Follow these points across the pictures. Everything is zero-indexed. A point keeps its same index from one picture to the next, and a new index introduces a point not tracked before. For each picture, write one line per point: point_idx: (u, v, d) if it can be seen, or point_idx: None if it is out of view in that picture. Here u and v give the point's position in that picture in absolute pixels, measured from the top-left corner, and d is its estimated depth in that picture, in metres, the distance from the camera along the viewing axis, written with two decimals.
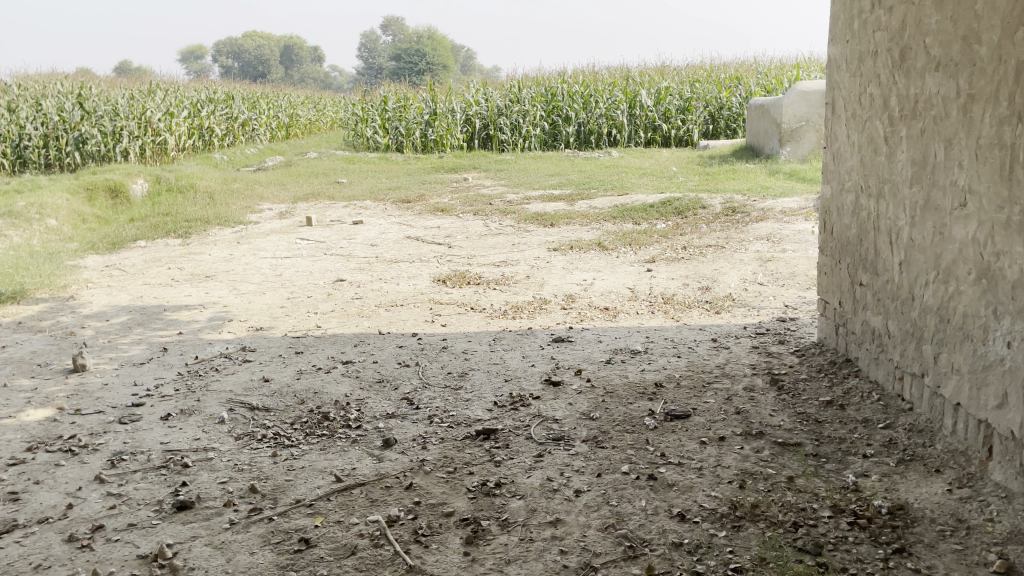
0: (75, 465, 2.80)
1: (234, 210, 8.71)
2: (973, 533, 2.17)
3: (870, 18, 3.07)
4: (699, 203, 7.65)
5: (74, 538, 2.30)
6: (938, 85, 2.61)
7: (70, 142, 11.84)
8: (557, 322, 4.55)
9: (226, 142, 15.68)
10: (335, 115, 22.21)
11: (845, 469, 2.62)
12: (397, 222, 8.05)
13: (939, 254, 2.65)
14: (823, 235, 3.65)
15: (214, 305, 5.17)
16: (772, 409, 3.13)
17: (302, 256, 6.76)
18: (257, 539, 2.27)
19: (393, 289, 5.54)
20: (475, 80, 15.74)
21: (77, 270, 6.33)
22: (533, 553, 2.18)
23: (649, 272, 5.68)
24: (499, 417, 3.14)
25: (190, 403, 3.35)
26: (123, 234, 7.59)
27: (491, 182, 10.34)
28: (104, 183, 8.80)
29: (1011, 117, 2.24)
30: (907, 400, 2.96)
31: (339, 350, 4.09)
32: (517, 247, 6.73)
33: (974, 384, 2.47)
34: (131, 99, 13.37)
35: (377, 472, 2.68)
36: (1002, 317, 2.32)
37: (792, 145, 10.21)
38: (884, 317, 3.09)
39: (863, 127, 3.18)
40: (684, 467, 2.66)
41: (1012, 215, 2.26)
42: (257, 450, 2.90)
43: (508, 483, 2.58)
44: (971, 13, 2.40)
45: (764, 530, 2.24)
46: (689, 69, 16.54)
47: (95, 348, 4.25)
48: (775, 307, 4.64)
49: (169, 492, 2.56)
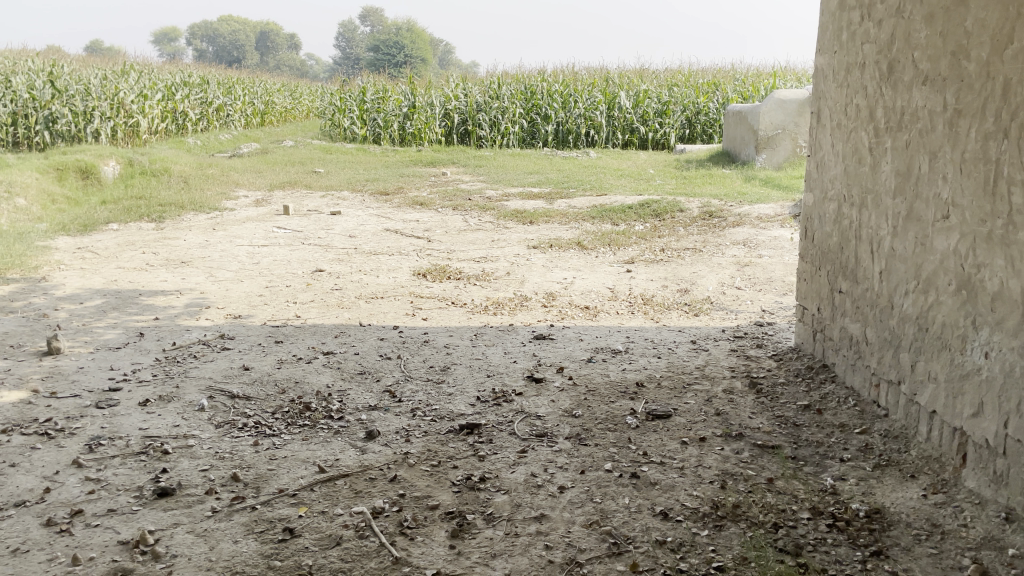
0: (51, 449, 2.75)
1: (209, 196, 8.58)
2: (949, 538, 2.23)
3: (859, 30, 3.12)
4: (677, 206, 7.72)
5: (52, 522, 2.26)
6: (925, 98, 2.67)
7: (40, 120, 11.50)
8: (538, 319, 4.56)
9: (200, 126, 15.48)
10: (311, 105, 22.01)
11: (824, 472, 2.67)
12: (375, 215, 8.01)
13: (920, 265, 2.71)
14: (804, 242, 3.71)
15: (192, 292, 5.10)
16: (751, 411, 3.19)
17: (279, 245, 6.69)
18: (240, 528, 2.25)
19: (373, 281, 5.51)
20: (454, 74, 15.68)
21: (49, 252, 6.20)
22: (518, 548, 2.19)
23: (628, 273, 5.71)
24: (482, 412, 3.15)
25: (169, 389, 3.31)
26: (95, 216, 7.46)
27: (469, 177, 10.33)
28: (75, 163, 8.62)
29: (997, 133, 2.30)
30: (883, 407, 3.02)
31: (320, 341, 4.06)
32: (497, 244, 6.72)
33: (950, 393, 2.54)
34: (104, 79, 13.13)
35: (361, 463, 2.67)
36: (980, 328, 2.38)
37: (768, 152, 10.34)
38: (863, 324, 3.15)
39: (848, 137, 3.24)
40: (666, 467, 2.68)
41: (994, 229, 2.32)
42: (238, 438, 2.87)
43: (492, 478, 2.59)
44: (961, 29, 2.45)
45: (745, 530, 2.28)
46: (667, 74, 16.64)
47: (70, 331, 4.17)
48: (753, 311, 4.71)
49: (149, 479, 2.53)
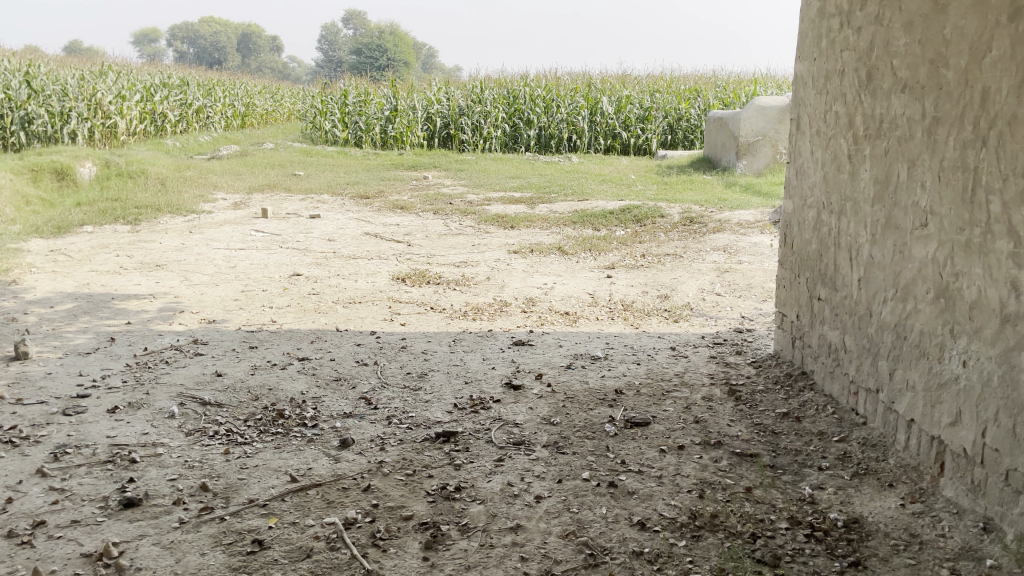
0: (15, 458, 2.67)
1: (186, 198, 8.47)
2: (927, 548, 2.22)
3: (838, 37, 3.12)
4: (659, 212, 7.71)
5: (13, 534, 2.19)
6: (904, 106, 2.66)
7: (15, 121, 11.31)
8: (517, 325, 4.53)
9: (179, 127, 15.35)
10: (292, 108, 21.87)
11: (802, 481, 2.65)
12: (355, 218, 7.94)
13: (899, 272, 2.70)
14: (783, 248, 3.70)
15: (165, 296, 5.01)
16: (730, 419, 3.17)
17: (256, 249, 6.60)
18: (208, 540, 2.19)
19: (351, 286, 5.44)
20: (437, 78, 15.65)
21: (21, 254, 6.08)
22: (493, 559, 2.15)
23: (608, 279, 5.70)
24: (458, 419, 3.10)
25: (139, 396, 3.24)
26: (69, 218, 7.33)
27: (451, 181, 10.27)
28: (50, 164, 8.47)
29: (976, 142, 2.30)
30: (861, 415, 3.01)
31: (295, 346, 3.99)
32: (477, 248, 6.68)
33: (928, 401, 2.53)
34: (82, 79, 12.95)
35: (334, 473, 2.62)
36: (958, 337, 2.37)
37: (748, 158, 10.38)
38: (842, 331, 3.14)
39: (828, 144, 3.24)
40: (644, 475, 2.66)
41: (972, 237, 2.31)
42: (208, 446, 2.81)
43: (468, 487, 2.54)
44: (940, 38, 2.45)
45: (723, 541, 2.25)
46: (649, 79, 16.68)
47: (38, 335, 4.08)
48: (732, 318, 4.70)
49: (115, 489, 2.46)
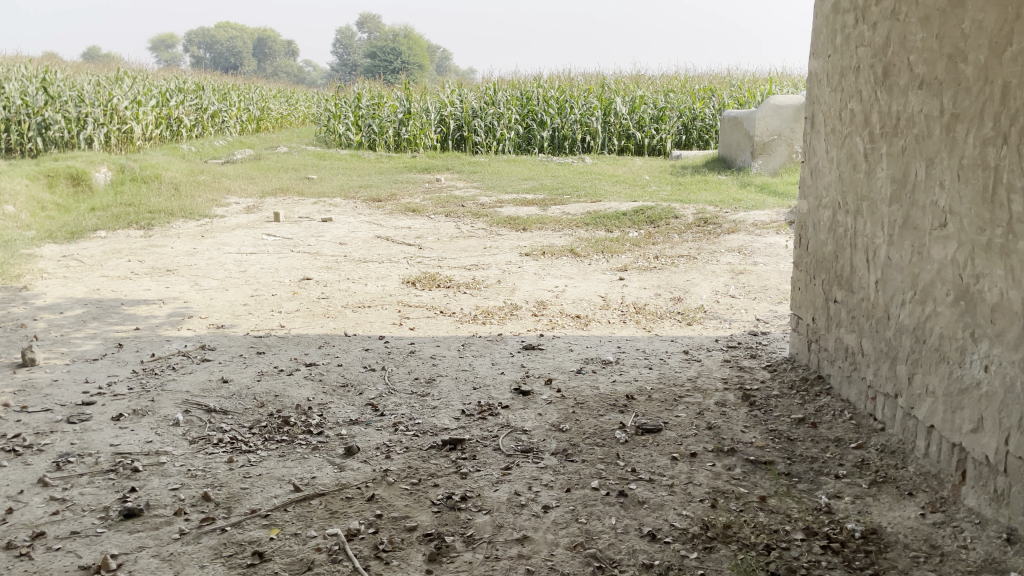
0: (18, 467, 2.65)
1: (199, 203, 8.49)
2: (948, 560, 2.14)
3: (853, 32, 3.04)
4: (672, 213, 7.63)
5: (12, 545, 2.17)
6: (921, 103, 2.58)
7: (33, 127, 11.40)
8: (527, 329, 4.47)
9: (194, 132, 15.43)
10: (307, 111, 21.94)
11: (818, 490, 2.58)
12: (367, 222, 7.91)
13: (917, 274, 2.62)
14: (798, 249, 3.62)
15: (175, 301, 5.00)
16: (744, 425, 3.09)
17: (267, 253, 6.59)
18: (207, 552, 2.15)
19: (361, 290, 5.40)
20: (450, 80, 15.62)
21: (34, 260, 6.10)
22: (498, 572, 2.09)
23: (621, 281, 5.62)
24: (466, 426, 3.05)
25: (144, 403, 3.21)
26: (84, 223, 7.36)
27: (464, 183, 10.23)
28: (66, 170, 8.53)
29: (996, 139, 2.22)
30: (879, 420, 2.93)
31: (303, 352, 3.96)
32: (488, 251, 6.62)
33: (949, 407, 2.45)
34: (98, 85, 13.04)
35: (338, 482, 2.57)
36: (980, 341, 2.29)
37: (764, 158, 10.26)
38: (859, 335, 3.06)
39: (843, 143, 3.16)
40: (655, 484, 2.59)
41: (993, 238, 2.23)
42: (212, 455, 2.77)
43: (474, 496, 2.49)
44: (958, 32, 2.37)
45: (736, 553, 2.18)
46: (663, 79, 16.57)
47: (47, 342, 4.07)
48: (747, 320, 4.62)
49: (116, 498, 2.43)
